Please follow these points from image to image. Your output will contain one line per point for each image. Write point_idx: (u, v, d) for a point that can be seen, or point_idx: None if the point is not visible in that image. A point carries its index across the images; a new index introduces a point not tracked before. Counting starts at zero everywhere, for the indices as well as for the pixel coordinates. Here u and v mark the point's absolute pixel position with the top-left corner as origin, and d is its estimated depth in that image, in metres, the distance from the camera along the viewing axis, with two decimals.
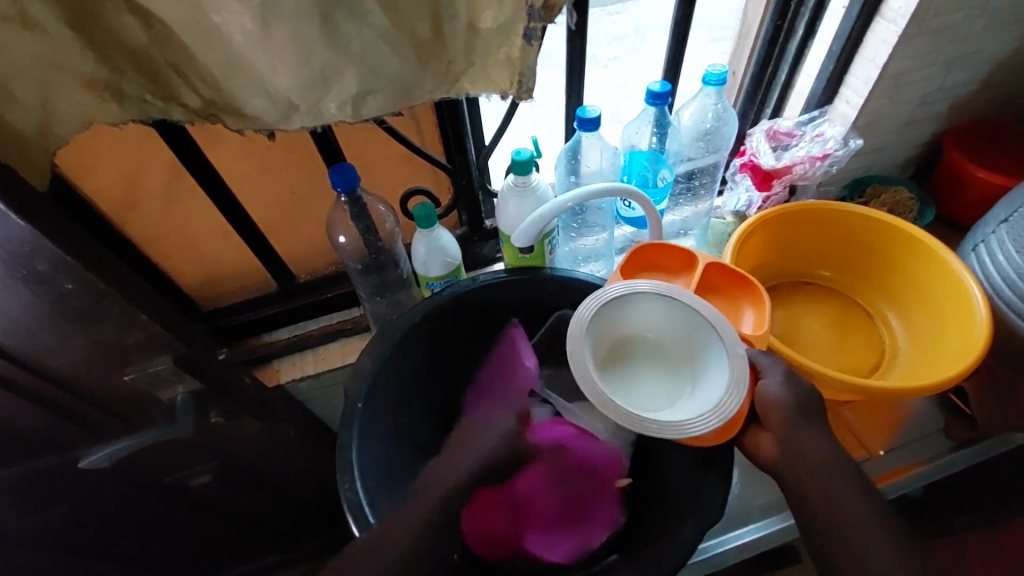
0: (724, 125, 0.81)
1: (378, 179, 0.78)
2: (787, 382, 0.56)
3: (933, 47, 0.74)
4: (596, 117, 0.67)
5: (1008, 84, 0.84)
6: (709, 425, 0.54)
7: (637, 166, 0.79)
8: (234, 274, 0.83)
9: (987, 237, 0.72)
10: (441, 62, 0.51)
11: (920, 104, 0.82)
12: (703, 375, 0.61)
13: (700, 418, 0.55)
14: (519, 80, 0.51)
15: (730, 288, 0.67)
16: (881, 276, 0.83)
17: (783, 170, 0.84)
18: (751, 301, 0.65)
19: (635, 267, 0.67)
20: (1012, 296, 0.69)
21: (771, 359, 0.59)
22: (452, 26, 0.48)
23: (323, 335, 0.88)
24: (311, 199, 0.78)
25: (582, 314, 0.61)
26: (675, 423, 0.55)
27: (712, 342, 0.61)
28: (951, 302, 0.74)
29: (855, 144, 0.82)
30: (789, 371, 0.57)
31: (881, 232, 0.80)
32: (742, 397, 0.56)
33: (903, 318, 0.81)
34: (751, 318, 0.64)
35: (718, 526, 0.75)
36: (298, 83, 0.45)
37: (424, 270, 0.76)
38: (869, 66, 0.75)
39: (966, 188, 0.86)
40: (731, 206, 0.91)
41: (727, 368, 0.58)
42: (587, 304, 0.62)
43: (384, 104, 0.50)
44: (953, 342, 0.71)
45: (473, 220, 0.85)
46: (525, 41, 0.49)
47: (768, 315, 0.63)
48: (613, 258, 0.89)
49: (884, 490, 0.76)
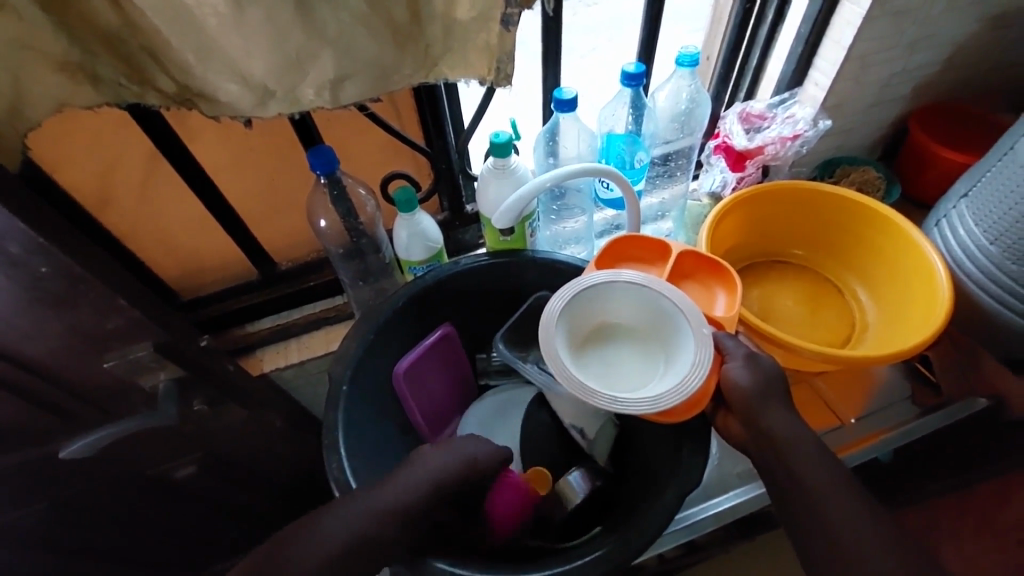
0: (698, 107, 0.82)
1: (358, 165, 0.78)
2: (747, 363, 0.58)
3: (897, 28, 0.76)
4: (573, 98, 0.68)
5: (970, 66, 0.87)
6: (673, 400, 0.56)
7: (614, 149, 0.80)
8: (215, 263, 0.82)
9: (950, 214, 0.76)
10: (419, 45, 0.51)
11: (886, 86, 0.85)
12: (672, 355, 0.62)
13: (666, 395, 0.57)
14: (497, 67, 0.52)
15: (703, 274, 0.69)
16: (849, 252, 0.86)
17: (755, 151, 0.86)
18: (723, 286, 0.67)
19: (613, 258, 0.69)
20: (972, 268, 0.73)
21: (735, 343, 0.61)
22: (428, 10, 0.49)
23: (308, 324, 0.88)
24: (290, 186, 0.77)
25: (555, 304, 0.62)
26: (641, 401, 0.57)
27: (679, 323, 0.62)
28: (915, 273, 0.77)
29: (824, 125, 0.83)
30: (750, 354, 0.60)
31: (851, 210, 0.82)
32: (705, 372, 0.57)
33: (870, 291, 0.84)
34: (722, 302, 0.66)
35: (698, 495, 0.78)
36: (274, 68, 0.46)
37: (407, 254, 0.76)
38: (835, 49, 0.78)
39: (929, 167, 0.89)
40: (707, 188, 0.93)
41: (693, 347, 0.60)
42: (560, 294, 0.63)
43: (361, 88, 0.51)
44: (917, 316, 0.74)
45: (455, 205, 0.85)
46: (503, 27, 0.49)
47: (739, 299, 0.65)
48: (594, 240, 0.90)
49: (844, 460, 0.77)
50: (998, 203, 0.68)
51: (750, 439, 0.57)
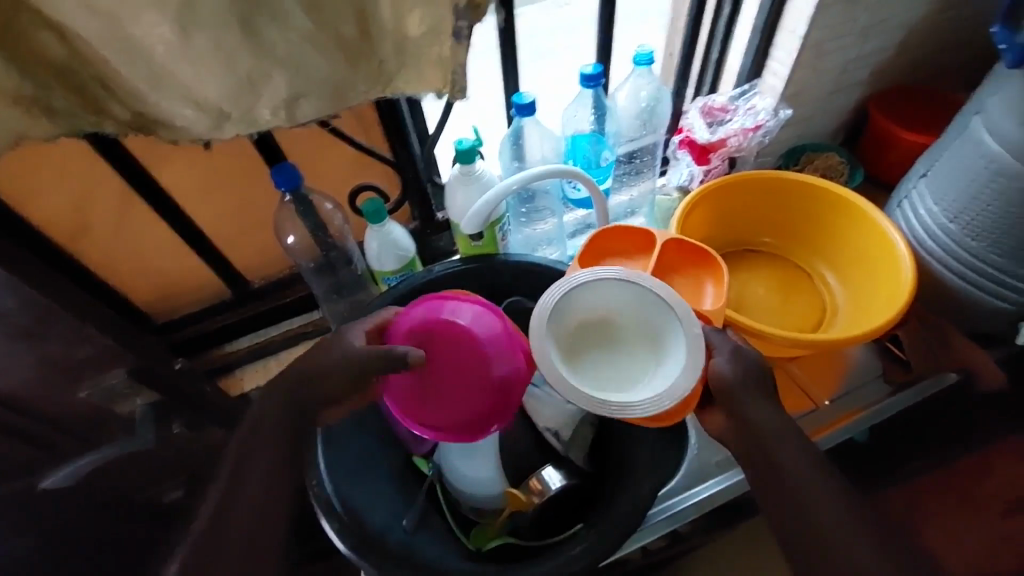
0: (659, 103, 0.84)
1: (326, 180, 0.79)
2: (732, 357, 0.60)
3: (848, 16, 0.77)
4: (531, 102, 0.69)
5: (923, 49, 0.89)
6: (662, 405, 0.57)
7: (580, 150, 0.81)
8: (190, 286, 0.82)
9: (913, 191, 0.78)
10: (373, 62, 0.52)
11: (842, 72, 0.87)
12: (661, 354, 0.63)
13: (656, 400, 0.58)
14: (452, 78, 0.53)
15: (689, 267, 0.70)
16: (817, 237, 0.87)
17: (718, 144, 0.87)
18: (711, 278, 0.68)
19: (598, 254, 0.70)
20: (933, 248, 0.76)
21: (723, 339, 0.62)
22: (379, 27, 0.50)
23: (286, 340, 0.89)
24: (258, 205, 0.77)
25: (545, 303, 0.62)
26: (631, 405, 0.57)
27: (670, 324, 0.62)
28: (880, 254, 0.78)
29: (785, 114, 0.85)
30: (734, 348, 0.61)
31: (815, 196, 0.84)
32: (695, 378, 0.58)
33: (839, 275, 0.85)
34: (711, 294, 0.67)
35: (680, 483, 0.79)
36: (227, 92, 0.47)
37: (379, 265, 0.76)
38: (790, 39, 0.79)
39: (890, 150, 0.91)
40: (675, 181, 0.94)
41: (685, 350, 0.60)
42: (551, 292, 0.62)
43: (318, 106, 0.52)
44: (883, 298, 0.76)
45: (425, 214, 0.86)
46: (454, 40, 0.51)
47: (726, 289, 0.66)
48: (567, 241, 0.91)
49: (818, 443, 0.79)
50: (955, 186, 0.70)
51: (731, 430, 0.57)
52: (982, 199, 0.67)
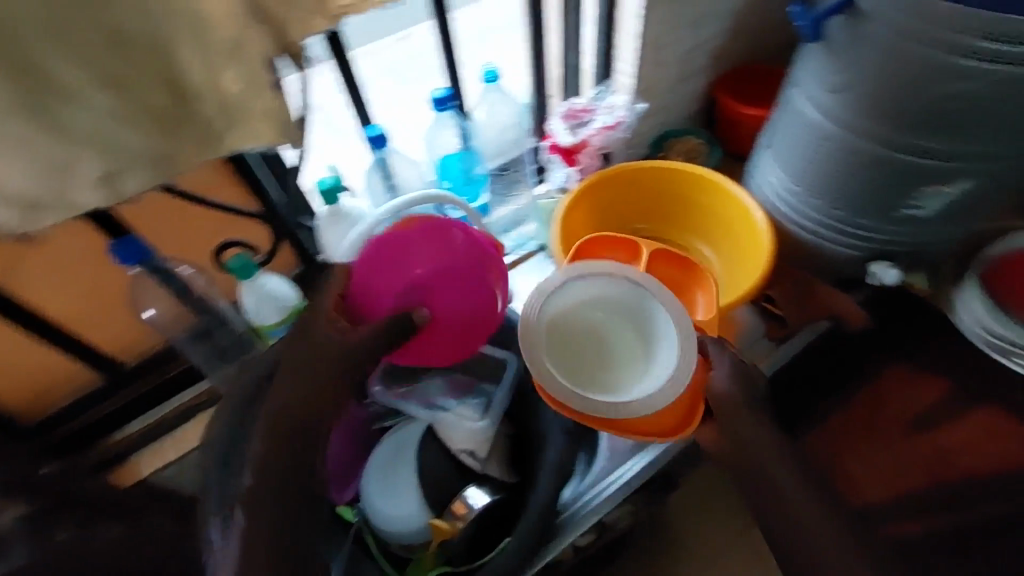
0: (512, 117, 0.93)
1: (177, 244, 0.74)
2: (731, 371, 0.63)
3: (677, 10, 0.83)
4: (380, 133, 0.72)
5: (752, 30, 0.97)
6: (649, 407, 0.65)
7: (452, 168, 0.83)
8: (49, 380, 0.76)
9: (762, 160, 0.88)
10: (196, 126, 0.50)
11: (686, 60, 0.93)
12: (651, 361, 0.70)
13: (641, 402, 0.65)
14: (284, 132, 0.51)
15: (683, 277, 0.78)
16: (684, 217, 0.92)
17: (581, 145, 0.90)
18: (700, 289, 0.77)
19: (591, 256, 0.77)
20: (786, 210, 0.86)
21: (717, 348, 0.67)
22: (192, 91, 0.48)
23: (178, 416, 0.84)
24: (112, 288, 0.73)
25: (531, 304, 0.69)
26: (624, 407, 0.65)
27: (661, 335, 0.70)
28: (742, 224, 0.85)
29: (641, 108, 0.90)
30: (734, 361, 0.65)
31: (674, 177, 0.89)
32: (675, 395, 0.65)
33: (712, 248, 0.91)
34: (703, 304, 0.76)
35: (607, 468, 0.79)
36: (31, 178, 0.45)
37: (260, 319, 0.74)
38: (629, 38, 0.84)
39: (741, 126, 0.99)
40: (556, 184, 0.95)
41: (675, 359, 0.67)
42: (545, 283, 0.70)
43: (144, 180, 0.50)
44: (747, 267, 0.83)
45: (306, 259, 0.84)
46: (274, 92, 0.50)
47: (716, 299, 0.74)
48: None
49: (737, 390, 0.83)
50: (800, 156, 0.79)
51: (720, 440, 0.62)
52: (816, 162, 0.78)
